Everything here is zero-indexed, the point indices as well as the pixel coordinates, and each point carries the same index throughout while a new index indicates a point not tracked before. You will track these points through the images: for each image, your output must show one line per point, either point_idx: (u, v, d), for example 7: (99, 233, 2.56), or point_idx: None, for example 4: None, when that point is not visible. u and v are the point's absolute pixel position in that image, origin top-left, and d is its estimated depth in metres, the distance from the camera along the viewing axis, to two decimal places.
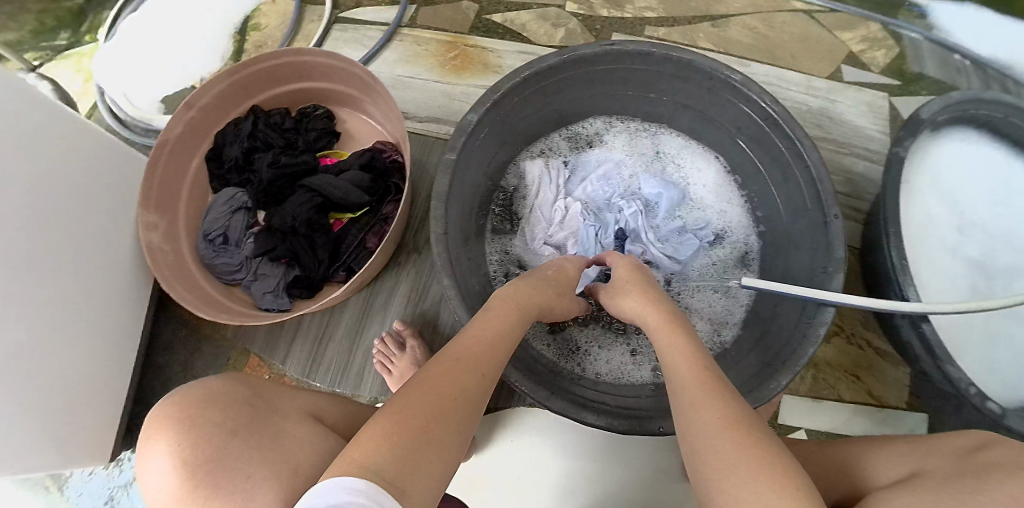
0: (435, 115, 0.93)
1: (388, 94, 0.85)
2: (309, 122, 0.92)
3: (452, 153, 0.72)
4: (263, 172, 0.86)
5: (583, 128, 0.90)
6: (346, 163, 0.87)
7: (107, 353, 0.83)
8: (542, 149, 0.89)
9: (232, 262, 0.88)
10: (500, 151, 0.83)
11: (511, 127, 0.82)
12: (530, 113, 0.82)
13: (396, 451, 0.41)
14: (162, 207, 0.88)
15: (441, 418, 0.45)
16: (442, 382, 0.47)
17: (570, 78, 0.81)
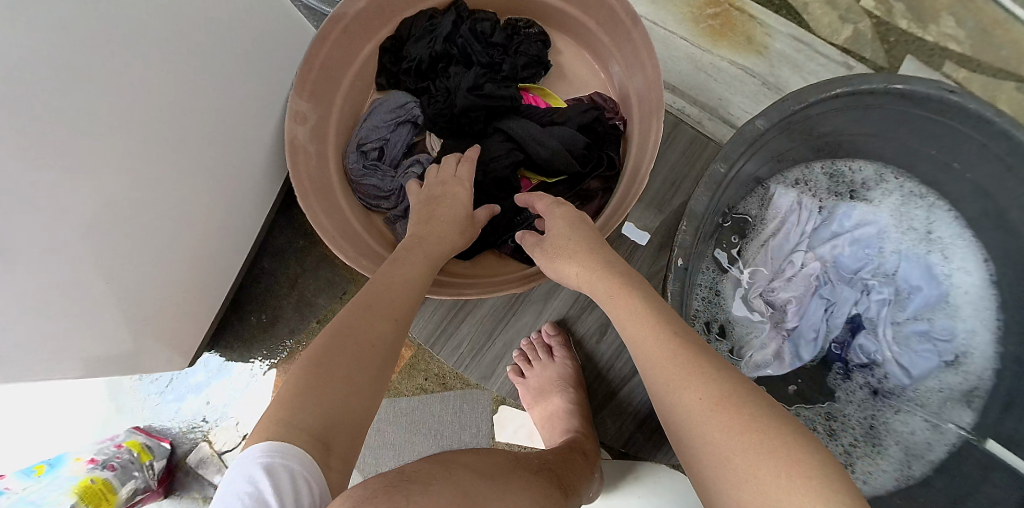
0: (671, 82, 0.78)
1: (654, 53, 0.66)
2: (521, 43, 0.73)
3: (725, 166, 0.58)
4: (458, 96, 0.69)
5: (853, 170, 0.70)
6: (559, 114, 0.70)
7: (213, 253, 0.73)
8: (799, 181, 0.70)
9: (383, 187, 0.72)
10: (760, 168, 0.66)
11: (785, 150, 0.66)
12: (812, 133, 0.65)
13: (306, 400, 0.41)
14: (318, 97, 0.70)
15: (355, 373, 0.44)
16: (357, 331, 0.47)
17: (877, 111, 0.61)
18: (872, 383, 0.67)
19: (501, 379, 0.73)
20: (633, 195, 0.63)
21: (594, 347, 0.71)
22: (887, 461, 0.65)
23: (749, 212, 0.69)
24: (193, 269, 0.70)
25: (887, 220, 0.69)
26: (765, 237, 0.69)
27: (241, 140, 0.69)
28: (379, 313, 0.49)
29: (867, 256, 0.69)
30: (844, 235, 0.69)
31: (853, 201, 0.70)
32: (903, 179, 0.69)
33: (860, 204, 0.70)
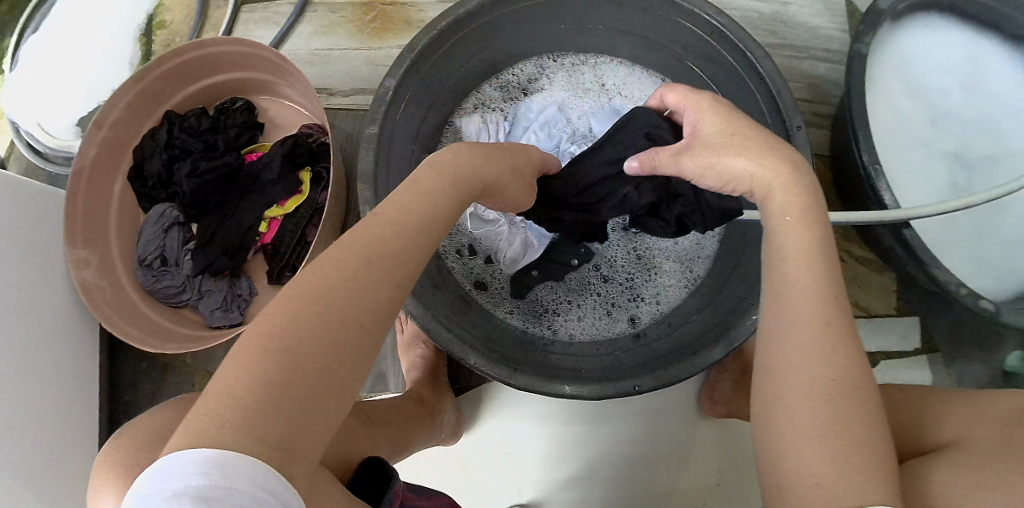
0: (359, 86, 0.94)
1: (300, 71, 0.80)
2: (227, 119, 0.88)
3: (373, 127, 0.70)
4: (183, 184, 0.81)
5: (512, 74, 0.92)
6: (265, 157, 0.84)
7: (73, 405, 0.79)
8: (478, 100, 0.91)
9: (174, 284, 0.85)
10: (426, 115, 0.81)
11: (433, 93, 0.80)
12: (455, 66, 0.81)
13: (269, 403, 0.32)
14: (91, 242, 0.83)
15: (321, 371, 0.34)
16: (342, 284, 0.36)
17: (490, 24, 0.78)
18: (621, 223, 0.81)
19: None
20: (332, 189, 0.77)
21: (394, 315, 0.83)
22: (667, 277, 0.80)
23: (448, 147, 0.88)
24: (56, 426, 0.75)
25: (557, 98, 0.92)
26: None
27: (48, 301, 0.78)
28: (377, 269, 0.38)
29: (553, 135, 0.90)
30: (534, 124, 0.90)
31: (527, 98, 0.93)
32: (556, 61, 0.92)
33: (534, 96, 0.92)
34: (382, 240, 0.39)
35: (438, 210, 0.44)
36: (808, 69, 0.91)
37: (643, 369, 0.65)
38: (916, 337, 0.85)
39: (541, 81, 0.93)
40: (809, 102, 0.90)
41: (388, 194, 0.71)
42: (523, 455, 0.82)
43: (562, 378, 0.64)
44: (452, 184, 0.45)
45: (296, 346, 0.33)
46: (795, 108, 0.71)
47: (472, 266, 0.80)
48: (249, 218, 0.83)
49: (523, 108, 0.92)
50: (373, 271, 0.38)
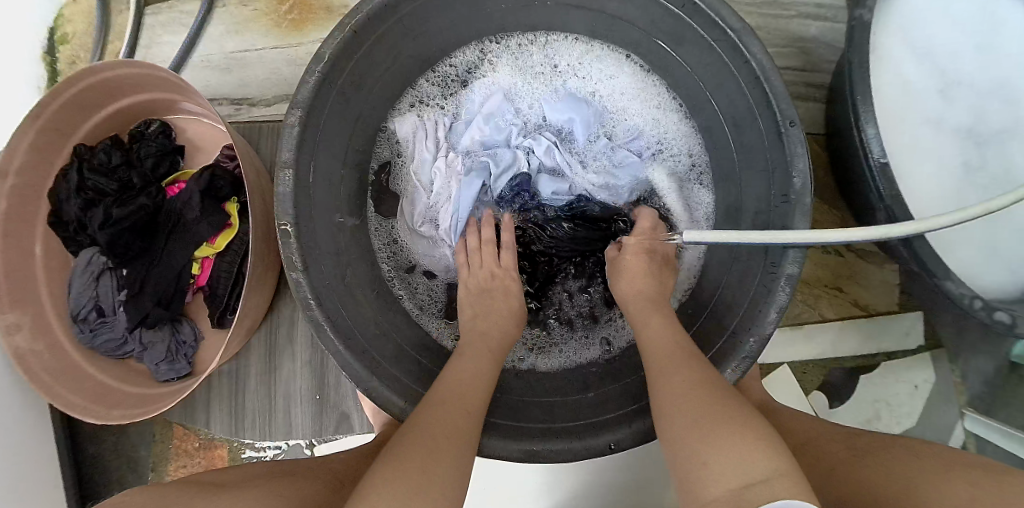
0: (283, 92, 0.84)
1: (197, 91, 0.73)
2: (141, 149, 0.81)
3: (289, 163, 0.61)
4: (98, 234, 0.75)
5: (452, 62, 0.80)
6: (185, 193, 0.76)
7: (32, 473, 0.77)
8: (414, 96, 0.80)
9: (114, 337, 0.80)
10: (356, 131, 0.71)
11: (356, 109, 0.70)
12: (378, 68, 0.69)
13: (406, 478, 0.47)
14: (19, 303, 0.77)
15: (445, 450, 0.51)
16: (450, 406, 0.55)
17: (413, 16, 0.66)
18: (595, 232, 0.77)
19: (301, 427, 0.78)
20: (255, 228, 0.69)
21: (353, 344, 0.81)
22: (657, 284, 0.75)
23: (388, 154, 0.79)
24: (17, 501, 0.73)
25: (503, 85, 0.81)
26: (411, 170, 0.80)
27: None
28: (461, 405, 0.55)
29: (505, 127, 0.81)
30: (477, 120, 0.80)
31: (470, 88, 0.81)
32: (502, 42, 0.79)
33: (476, 85, 0.81)
34: (459, 428, 0.53)
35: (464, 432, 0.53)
36: (797, 31, 0.78)
37: (615, 422, 0.58)
38: (919, 333, 0.78)
39: (486, 62, 0.81)
40: (798, 72, 0.78)
41: (319, 238, 0.65)
42: (503, 490, 0.79)
43: (527, 435, 0.58)
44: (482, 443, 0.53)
45: (411, 450, 0.50)
46: (788, 100, 0.58)
47: (416, 289, 0.79)
48: (178, 263, 0.76)
49: (467, 98, 0.81)
50: (478, 383, 0.59)
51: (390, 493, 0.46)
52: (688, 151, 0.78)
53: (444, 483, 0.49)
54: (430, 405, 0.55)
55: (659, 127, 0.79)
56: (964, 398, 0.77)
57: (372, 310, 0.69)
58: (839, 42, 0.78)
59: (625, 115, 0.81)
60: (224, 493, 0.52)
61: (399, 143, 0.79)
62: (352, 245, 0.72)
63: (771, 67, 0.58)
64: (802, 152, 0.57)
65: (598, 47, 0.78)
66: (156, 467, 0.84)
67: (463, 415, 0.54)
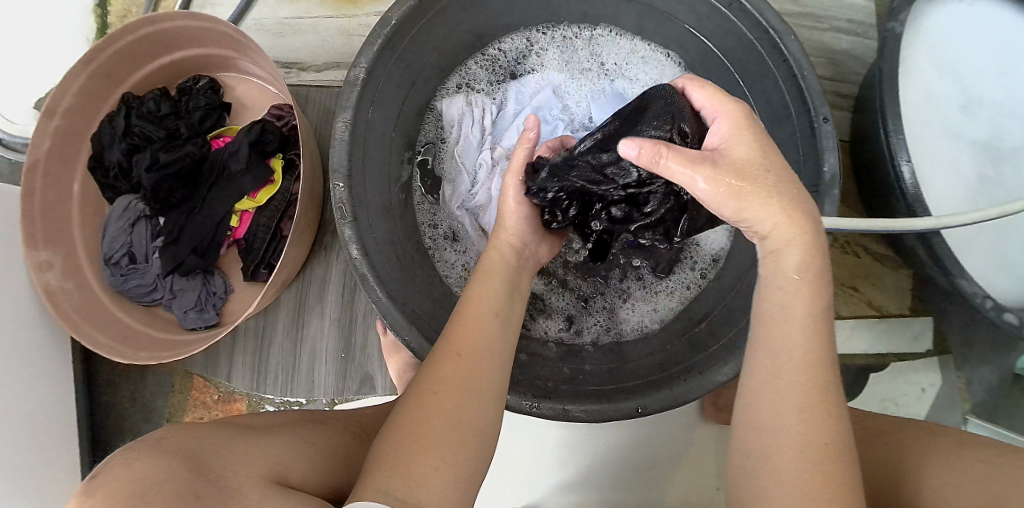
0: (334, 59, 0.87)
1: (262, 49, 0.75)
2: (190, 101, 0.82)
3: (346, 116, 0.63)
4: (143, 178, 0.76)
5: (505, 47, 0.84)
6: (231, 145, 0.78)
7: (49, 416, 0.77)
8: (465, 77, 0.83)
9: (144, 283, 0.80)
10: (407, 98, 0.74)
11: (411, 77, 0.73)
12: (436, 40, 0.73)
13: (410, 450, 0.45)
14: (54, 242, 0.78)
15: (459, 410, 0.49)
16: (463, 361, 0.51)
17: None
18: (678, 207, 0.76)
19: (323, 386, 0.79)
20: (302, 183, 0.71)
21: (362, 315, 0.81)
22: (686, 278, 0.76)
23: (432, 131, 0.82)
24: (34, 438, 0.73)
25: (552, 76, 0.85)
26: (453, 149, 0.83)
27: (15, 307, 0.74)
28: (472, 352, 0.52)
29: (547, 116, 0.84)
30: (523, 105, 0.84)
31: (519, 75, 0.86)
32: (552, 33, 0.84)
33: (527, 77, 0.85)
34: (468, 383, 0.50)
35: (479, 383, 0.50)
36: (828, 43, 0.83)
37: (646, 387, 0.60)
38: (929, 336, 0.82)
39: (533, 52, 0.85)
40: (828, 80, 0.82)
41: (369, 194, 0.66)
42: (519, 461, 0.80)
43: (560, 396, 0.60)
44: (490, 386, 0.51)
45: (415, 418, 0.48)
46: (822, 95, 0.62)
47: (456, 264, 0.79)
48: (218, 214, 0.77)
49: (513, 87, 0.85)
50: (487, 311, 0.55)
51: (391, 467, 0.45)
52: None
53: (449, 445, 0.47)
54: (432, 360, 0.52)
55: None
56: (967, 404, 0.80)
57: (414, 272, 0.70)
58: (868, 56, 0.82)
59: None
60: (257, 433, 0.52)
61: (444, 122, 0.82)
62: (395, 207, 0.73)
63: (808, 66, 0.62)
64: (833, 147, 0.61)
65: (647, 46, 0.83)
66: (172, 418, 0.84)
67: (466, 369, 0.51)
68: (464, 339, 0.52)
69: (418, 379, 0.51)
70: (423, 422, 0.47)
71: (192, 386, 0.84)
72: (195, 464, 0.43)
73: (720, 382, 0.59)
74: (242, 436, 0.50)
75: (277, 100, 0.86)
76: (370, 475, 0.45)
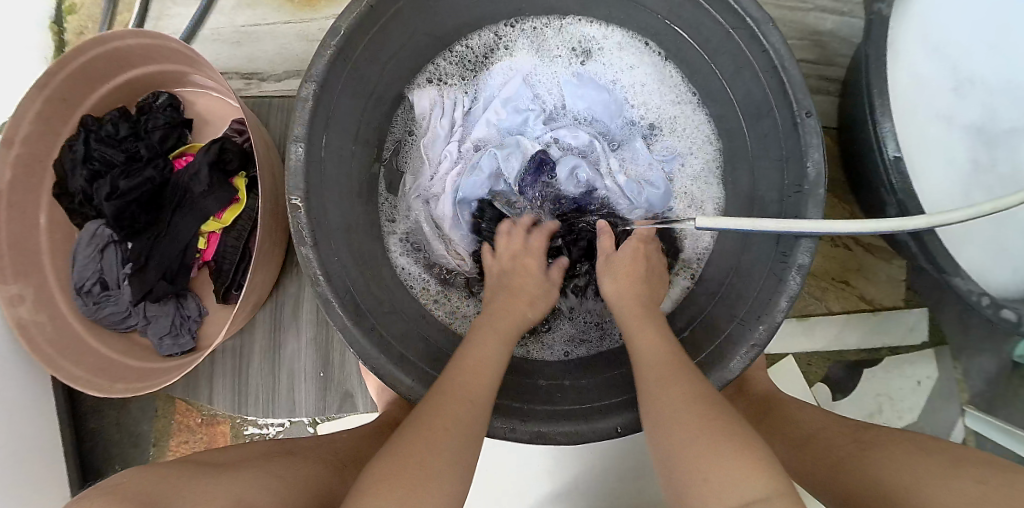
0: (295, 68, 0.84)
1: (213, 66, 0.72)
2: (149, 121, 0.80)
3: (299, 137, 0.60)
4: (104, 206, 0.75)
5: (472, 42, 0.80)
6: (192, 166, 0.76)
7: (33, 448, 0.77)
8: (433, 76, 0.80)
9: (118, 310, 0.79)
10: (368, 107, 0.71)
11: (370, 86, 0.70)
12: (393, 45, 0.69)
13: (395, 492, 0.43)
14: (22, 275, 0.76)
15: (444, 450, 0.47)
16: (446, 406, 0.50)
17: None
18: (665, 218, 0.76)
19: (304, 404, 0.78)
20: (264, 204, 0.69)
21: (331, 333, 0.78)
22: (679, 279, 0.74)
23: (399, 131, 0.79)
24: (19, 472, 0.73)
25: (522, 68, 0.81)
26: (421, 146, 0.80)
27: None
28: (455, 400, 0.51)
29: (519, 108, 0.80)
30: (496, 100, 0.80)
31: (488, 68, 0.82)
32: (522, 23, 0.80)
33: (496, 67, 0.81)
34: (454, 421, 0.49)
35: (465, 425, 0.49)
36: (812, 23, 0.78)
37: (623, 406, 0.58)
38: (925, 328, 0.79)
39: (503, 43, 0.81)
40: (812, 64, 0.78)
41: (330, 216, 0.64)
42: (506, 473, 0.79)
43: (533, 419, 0.58)
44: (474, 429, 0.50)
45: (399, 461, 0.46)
46: (803, 89, 0.57)
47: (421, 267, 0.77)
48: (184, 236, 0.76)
49: (484, 79, 0.82)
50: (497, 365, 0.56)
51: (375, 492, 0.43)
52: (698, 138, 0.77)
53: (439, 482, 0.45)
54: (437, 393, 0.51)
55: (669, 114, 0.79)
56: (965, 396, 0.78)
57: (383, 292, 0.68)
58: (854, 36, 0.77)
59: (638, 100, 0.81)
60: (219, 477, 0.51)
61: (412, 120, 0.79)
62: (361, 222, 0.71)
63: (788, 55, 0.57)
64: (817, 143, 0.57)
65: (620, 34, 0.79)
66: (159, 442, 0.84)
67: (466, 410, 0.50)
68: (470, 383, 0.53)
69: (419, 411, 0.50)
70: (422, 454, 0.46)
71: (175, 408, 0.84)
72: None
73: (738, 371, 0.57)
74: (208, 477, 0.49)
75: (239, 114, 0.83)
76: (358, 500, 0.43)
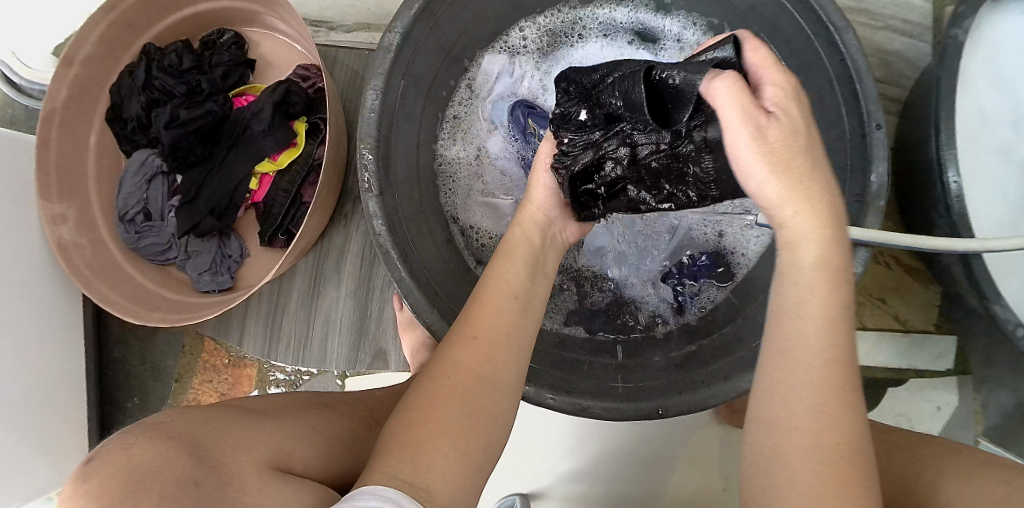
0: (365, 22, 0.84)
1: (290, 7, 0.73)
2: (213, 55, 0.80)
3: (375, 89, 0.60)
4: (162, 135, 0.75)
5: (546, 18, 0.80)
6: (254, 105, 0.76)
7: (54, 370, 0.76)
8: (506, 43, 0.80)
9: (159, 241, 0.79)
10: (444, 68, 0.72)
11: (447, 49, 0.70)
12: (478, 6, 0.70)
13: (426, 439, 0.41)
14: (68, 195, 0.76)
15: (476, 396, 0.44)
16: (468, 356, 0.45)
17: None
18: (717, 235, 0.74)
19: (335, 357, 0.78)
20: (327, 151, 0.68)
21: (370, 288, 0.79)
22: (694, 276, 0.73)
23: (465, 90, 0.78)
24: (38, 391, 0.72)
25: (594, 50, 0.81)
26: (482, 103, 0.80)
27: (29, 259, 0.72)
28: (463, 352, 0.46)
29: None
30: None
31: (560, 43, 0.81)
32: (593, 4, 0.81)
33: (567, 45, 0.81)
34: (468, 371, 0.45)
35: (492, 370, 0.46)
36: (881, 43, 0.79)
37: (667, 389, 0.59)
38: (951, 354, 0.80)
39: (582, 24, 0.81)
40: (876, 82, 0.79)
41: (394, 168, 0.63)
42: (528, 448, 0.80)
43: (578, 390, 0.59)
44: (496, 360, 0.46)
45: (426, 413, 0.43)
46: (874, 100, 0.59)
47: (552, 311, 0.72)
48: (237, 175, 0.76)
49: (559, 53, 0.81)
50: (507, 293, 0.50)
51: (401, 450, 0.40)
52: None
53: (462, 432, 0.42)
54: (447, 343, 0.47)
55: None
56: (981, 426, 0.79)
57: (439, 253, 0.68)
58: (920, 61, 0.79)
59: None
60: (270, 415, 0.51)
61: (485, 73, 0.79)
62: (420, 177, 0.70)
63: (866, 68, 0.58)
64: (883, 157, 0.58)
65: (685, 20, 0.79)
66: (181, 378, 0.84)
67: (478, 352, 0.46)
68: (477, 322, 0.47)
69: (434, 357, 0.47)
70: (440, 408, 0.43)
71: (203, 348, 0.84)
72: (191, 448, 0.42)
73: None
74: (247, 416, 0.50)
75: (304, 60, 0.83)
76: (383, 453, 0.40)
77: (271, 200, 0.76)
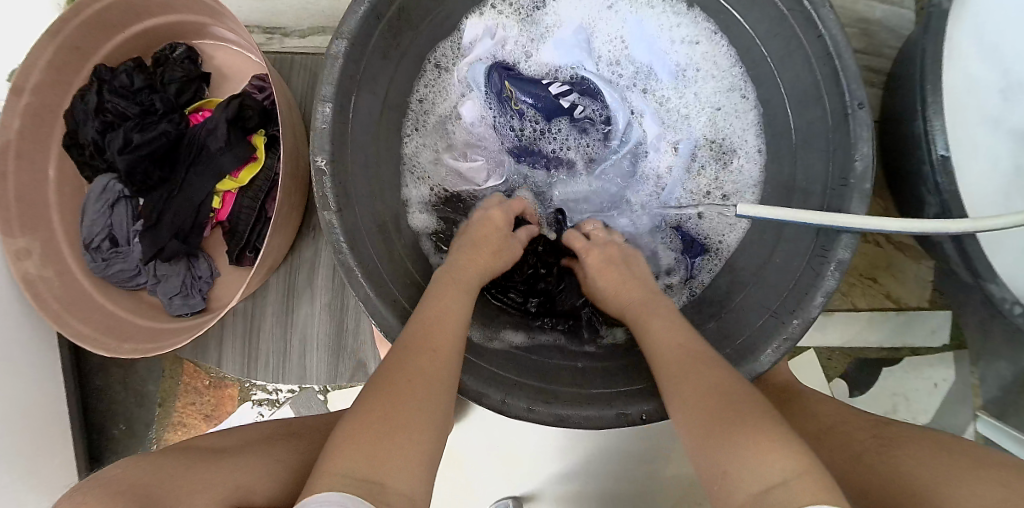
0: (321, 25, 0.81)
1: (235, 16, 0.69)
2: (165, 71, 0.77)
3: (327, 101, 0.57)
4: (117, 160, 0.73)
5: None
6: (209, 122, 0.73)
7: (34, 405, 0.75)
8: (480, 20, 0.75)
9: (127, 268, 0.77)
10: (402, 67, 0.69)
11: (402, 48, 0.67)
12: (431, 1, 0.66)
13: (377, 432, 0.41)
14: (32, 228, 0.74)
15: (421, 397, 0.45)
16: (418, 362, 0.47)
17: None
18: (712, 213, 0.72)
19: (315, 374, 0.77)
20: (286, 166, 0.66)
21: (346, 301, 0.77)
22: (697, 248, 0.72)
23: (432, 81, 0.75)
24: (20, 427, 0.71)
25: (578, 16, 0.76)
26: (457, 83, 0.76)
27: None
28: (415, 357, 0.47)
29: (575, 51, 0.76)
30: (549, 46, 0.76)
31: (540, 13, 0.77)
32: None
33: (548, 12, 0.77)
34: (419, 373, 0.46)
35: (437, 377, 0.47)
36: (861, 10, 0.75)
37: (645, 394, 0.57)
38: (946, 330, 0.78)
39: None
40: (857, 53, 0.75)
41: (354, 181, 0.61)
42: (516, 453, 0.79)
43: (554, 400, 0.57)
44: (439, 369, 0.48)
45: (378, 407, 0.42)
46: (854, 78, 0.55)
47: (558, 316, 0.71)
48: (198, 196, 0.73)
49: (540, 21, 0.77)
50: (454, 317, 0.53)
51: (352, 448, 0.39)
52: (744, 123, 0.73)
53: (415, 432, 0.42)
54: (399, 348, 0.48)
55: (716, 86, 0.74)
56: (979, 401, 0.77)
57: (408, 266, 0.66)
58: (903, 27, 0.75)
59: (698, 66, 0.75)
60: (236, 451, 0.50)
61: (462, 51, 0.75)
62: (386, 186, 0.68)
63: (844, 43, 0.55)
64: (866, 136, 0.54)
65: None
66: (165, 403, 0.84)
67: (428, 363, 0.47)
68: (427, 333, 0.50)
69: (385, 361, 0.48)
70: (395, 407, 0.43)
71: (185, 372, 0.83)
72: (143, 497, 0.41)
73: (766, 366, 0.56)
74: (211, 455, 0.49)
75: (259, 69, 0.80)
76: (331, 456, 0.39)
77: (236, 219, 0.74)
